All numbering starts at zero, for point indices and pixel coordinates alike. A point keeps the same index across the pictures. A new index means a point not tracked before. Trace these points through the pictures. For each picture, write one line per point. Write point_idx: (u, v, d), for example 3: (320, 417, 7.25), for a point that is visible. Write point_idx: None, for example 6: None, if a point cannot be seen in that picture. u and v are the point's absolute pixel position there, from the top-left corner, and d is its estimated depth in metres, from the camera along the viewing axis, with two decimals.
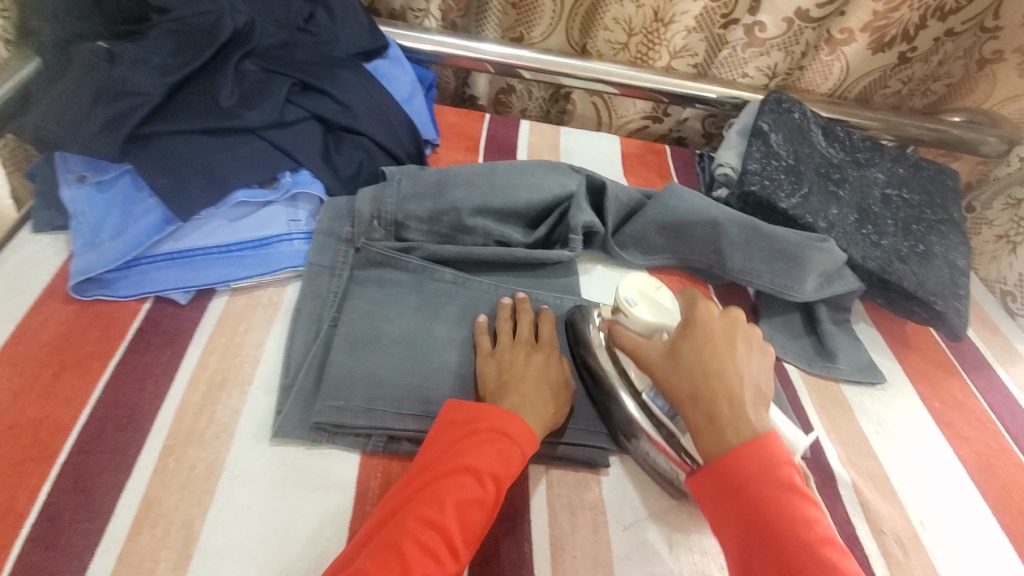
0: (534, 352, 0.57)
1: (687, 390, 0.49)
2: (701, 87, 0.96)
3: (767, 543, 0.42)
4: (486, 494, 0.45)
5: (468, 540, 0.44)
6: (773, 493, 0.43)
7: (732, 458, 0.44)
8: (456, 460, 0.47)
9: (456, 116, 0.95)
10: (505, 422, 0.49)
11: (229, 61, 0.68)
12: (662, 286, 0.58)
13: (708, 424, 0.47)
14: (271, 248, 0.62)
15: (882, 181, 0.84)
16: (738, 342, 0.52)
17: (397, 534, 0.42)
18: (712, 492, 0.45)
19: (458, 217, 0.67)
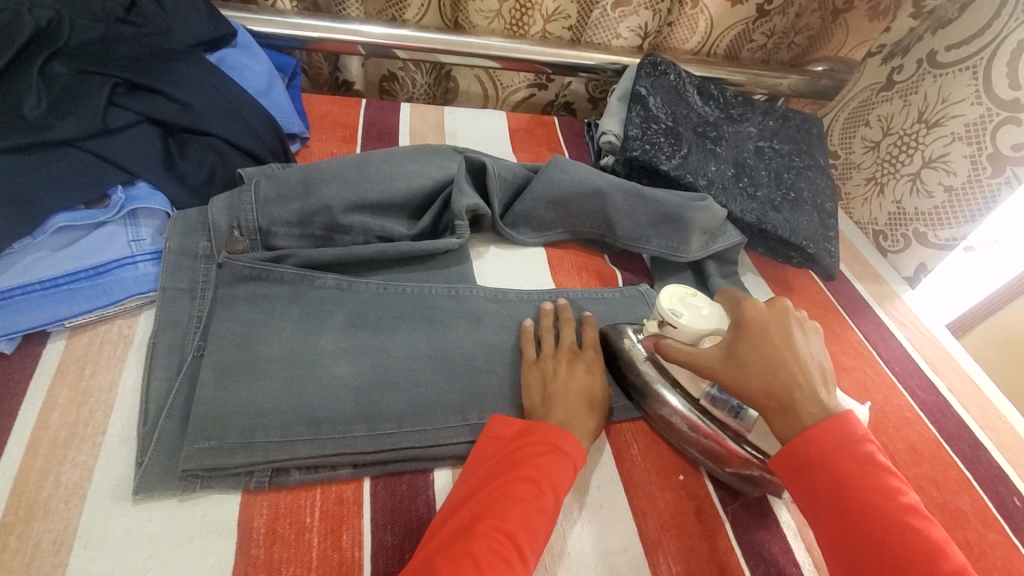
0: (577, 362, 0.58)
1: (758, 389, 0.48)
2: (579, 54, 0.95)
3: (855, 526, 0.42)
4: (548, 501, 0.44)
5: (534, 547, 0.42)
6: (855, 467, 0.43)
7: (804, 439, 0.45)
8: (518, 469, 0.46)
9: (329, 105, 0.88)
10: (556, 435, 0.48)
11: (32, 63, 0.58)
12: (697, 293, 0.58)
13: (781, 412, 0.47)
14: (112, 275, 0.54)
15: (755, 134, 0.87)
16: (793, 331, 0.51)
17: (468, 542, 0.40)
18: (791, 471, 0.45)
19: (331, 216, 0.62)
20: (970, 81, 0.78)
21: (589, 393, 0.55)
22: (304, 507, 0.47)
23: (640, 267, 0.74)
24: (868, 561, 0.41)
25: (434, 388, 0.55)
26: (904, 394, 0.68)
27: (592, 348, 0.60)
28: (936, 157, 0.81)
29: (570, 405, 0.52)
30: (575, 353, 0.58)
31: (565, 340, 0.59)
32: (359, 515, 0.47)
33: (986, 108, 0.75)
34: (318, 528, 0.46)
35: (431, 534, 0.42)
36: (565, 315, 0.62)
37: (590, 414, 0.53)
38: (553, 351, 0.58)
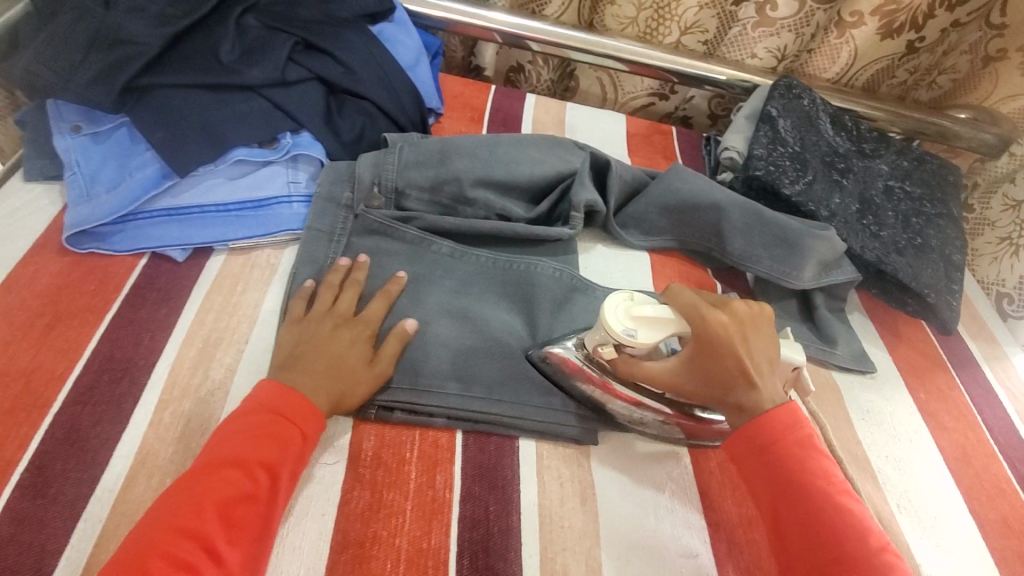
0: (343, 327, 0.54)
1: (710, 391, 0.51)
2: (710, 68, 0.95)
3: (790, 506, 0.46)
4: (257, 488, 0.42)
5: (237, 541, 0.40)
6: (796, 452, 0.47)
7: (756, 425, 0.48)
8: (231, 452, 0.44)
9: (462, 87, 0.93)
10: (279, 401, 0.47)
11: (231, 16, 0.66)
12: (630, 294, 0.52)
13: (737, 414, 0.50)
14: (271, 209, 0.62)
15: (886, 173, 0.83)
16: (746, 335, 0.52)
17: (145, 549, 0.38)
18: (744, 452, 0.49)
19: (460, 188, 0.67)
20: None
21: (341, 362, 0.51)
22: (406, 443, 0.51)
23: (744, 287, 0.74)
24: (803, 538, 0.45)
25: (531, 364, 0.58)
26: (1004, 465, 0.64)
27: (371, 313, 0.55)
28: None
29: (311, 370, 0.49)
30: (346, 319, 0.54)
31: (343, 304, 0.55)
32: (452, 461, 0.51)
33: None
34: (416, 463, 0.50)
35: (130, 536, 0.40)
36: (358, 275, 0.58)
37: (332, 382, 0.49)
38: (326, 315, 0.54)
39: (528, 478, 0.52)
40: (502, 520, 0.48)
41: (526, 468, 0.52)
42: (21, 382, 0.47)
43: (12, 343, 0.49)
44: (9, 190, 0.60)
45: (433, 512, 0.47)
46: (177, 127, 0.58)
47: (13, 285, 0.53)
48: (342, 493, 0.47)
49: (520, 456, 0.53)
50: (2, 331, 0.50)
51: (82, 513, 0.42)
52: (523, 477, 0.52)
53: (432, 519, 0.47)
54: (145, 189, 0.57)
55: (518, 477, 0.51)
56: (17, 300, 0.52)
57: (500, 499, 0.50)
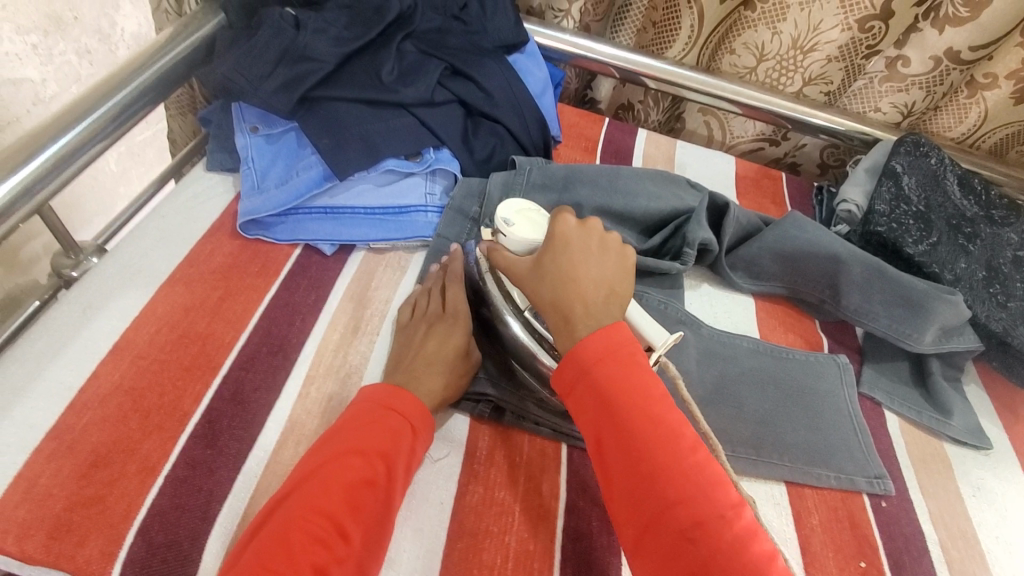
0: (437, 323, 0.58)
1: (549, 302, 0.50)
2: (831, 118, 0.95)
3: (614, 420, 0.44)
4: (377, 474, 0.45)
5: (361, 522, 0.43)
6: (615, 369, 0.45)
7: (577, 348, 0.46)
8: (350, 439, 0.46)
9: (577, 116, 0.98)
10: (390, 398, 0.49)
11: (393, 40, 0.74)
12: (539, 210, 0.60)
13: (563, 326, 0.48)
14: (409, 216, 0.68)
15: (1016, 244, 0.79)
16: (589, 246, 0.52)
17: (283, 526, 0.41)
18: (569, 381, 0.46)
19: (579, 214, 0.70)
20: None
21: (435, 357, 0.55)
22: (515, 448, 0.54)
23: (853, 343, 0.73)
24: (621, 457, 0.43)
25: None
26: None
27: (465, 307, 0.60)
28: None
29: (408, 369, 0.54)
30: (438, 315, 0.59)
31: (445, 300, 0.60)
32: (557, 472, 0.53)
33: None
34: (524, 468, 0.53)
35: (267, 516, 0.42)
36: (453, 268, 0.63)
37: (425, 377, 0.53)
38: (421, 317, 0.59)
39: None
40: (603, 537, 0.50)
41: None
42: (198, 344, 0.54)
43: (192, 310, 0.57)
44: (194, 177, 0.70)
45: (539, 517, 0.50)
46: (340, 135, 0.66)
47: (194, 260, 0.61)
48: (458, 485, 0.51)
49: None
50: (185, 298, 0.57)
51: (241, 467, 0.48)
52: None
53: (539, 524, 0.49)
54: (309, 187, 0.64)
55: None
56: (196, 273, 0.60)
57: (602, 517, 0.51)
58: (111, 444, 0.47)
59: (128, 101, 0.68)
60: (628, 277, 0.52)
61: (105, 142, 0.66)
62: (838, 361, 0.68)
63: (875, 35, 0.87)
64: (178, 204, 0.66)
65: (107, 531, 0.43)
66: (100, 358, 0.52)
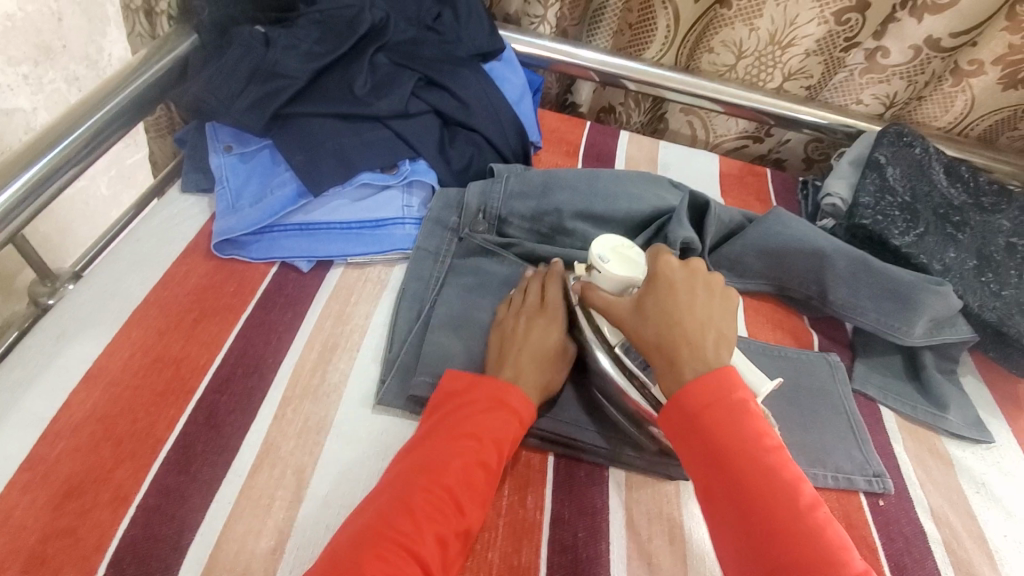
0: (537, 317, 0.58)
1: (652, 341, 0.49)
2: (813, 112, 0.94)
3: (726, 476, 0.43)
4: (489, 458, 0.47)
5: (477, 500, 0.45)
6: (728, 418, 0.44)
7: (684, 391, 0.45)
8: (438, 445, 0.48)
9: (558, 121, 0.97)
10: (503, 391, 0.51)
11: (365, 52, 0.74)
12: (634, 246, 0.58)
13: (668, 368, 0.47)
14: (386, 230, 0.67)
15: (1008, 229, 0.77)
16: (698, 289, 0.51)
17: (407, 495, 0.44)
18: (677, 427, 0.45)
19: (559, 219, 0.69)
20: None
21: (544, 351, 0.56)
22: None
23: (842, 339, 0.72)
24: (734, 507, 0.42)
25: None
26: None
27: (555, 300, 0.59)
28: None
29: (518, 363, 0.54)
30: (538, 309, 0.59)
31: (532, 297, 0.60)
32: (542, 484, 0.52)
33: None
34: (508, 482, 0.52)
35: (385, 484, 0.46)
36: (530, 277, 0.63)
37: (538, 370, 0.54)
38: (518, 309, 0.59)
39: (617, 510, 0.51)
40: (591, 549, 0.49)
41: (614, 499, 0.52)
42: (172, 369, 0.53)
43: (166, 334, 0.56)
44: (169, 200, 0.69)
45: (524, 531, 0.49)
46: (313, 151, 0.65)
47: (169, 283, 0.60)
48: None
49: (608, 487, 0.53)
50: (159, 323, 0.57)
51: (216, 493, 0.47)
52: (611, 508, 0.51)
53: (524, 538, 0.48)
54: (284, 205, 0.64)
55: (607, 508, 0.51)
56: (171, 296, 0.59)
57: (589, 527, 0.50)
58: (83, 474, 0.46)
59: (100, 126, 0.67)
60: (732, 316, 0.51)
61: (79, 167, 0.65)
62: (828, 359, 0.67)
63: (852, 27, 0.87)
64: (154, 227, 0.66)
65: (78, 565, 0.42)
66: (72, 387, 0.51)
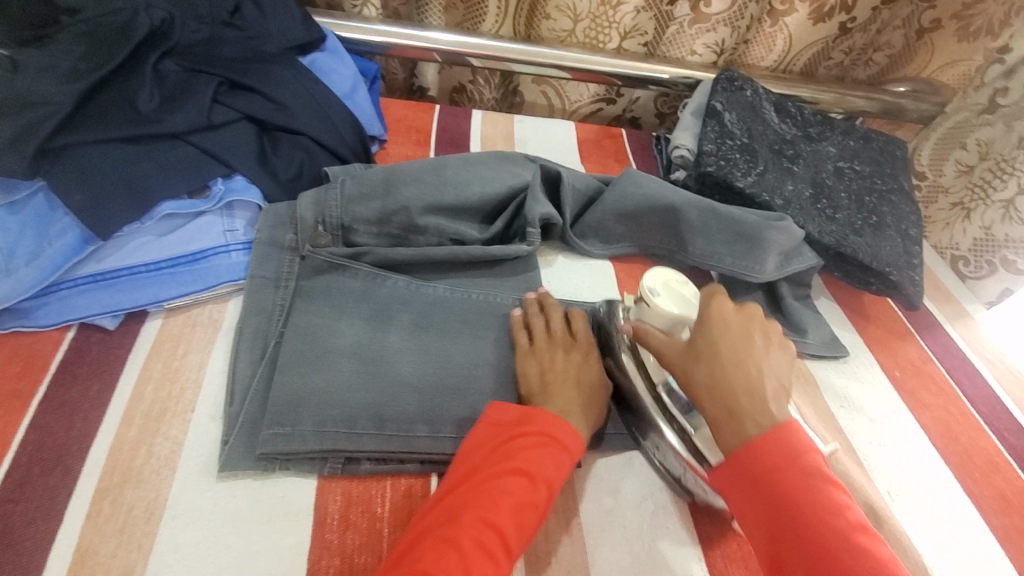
0: (572, 350, 0.57)
1: (707, 386, 0.47)
2: (653, 68, 0.95)
3: (800, 550, 0.40)
4: (540, 497, 0.45)
5: (522, 541, 0.43)
6: (800, 481, 0.42)
7: (751, 446, 0.43)
8: (475, 484, 0.44)
9: (403, 109, 0.91)
10: (553, 426, 0.48)
11: (147, 61, 0.63)
12: (687, 281, 0.56)
13: (730, 421, 0.45)
14: (206, 261, 0.59)
15: (835, 154, 0.83)
16: (754, 336, 0.50)
17: (454, 534, 0.41)
18: (734, 486, 0.44)
19: (408, 217, 0.64)
20: None
21: (586, 380, 0.55)
22: (375, 498, 0.48)
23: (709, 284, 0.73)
24: None
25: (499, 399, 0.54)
26: (990, 436, 0.64)
27: (582, 331, 0.59)
28: None
29: (566, 394, 0.53)
30: (568, 342, 0.58)
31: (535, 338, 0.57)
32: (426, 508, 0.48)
33: None
34: (388, 518, 0.47)
35: (410, 541, 0.42)
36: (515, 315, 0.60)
37: (588, 403, 0.53)
38: (549, 342, 0.57)
39: None
40: None
41: None
42: None
43: None
44: None
45: None
46: (96, 185, 0.55)
47: None
48: (309, 563, 0.43)
49: None
50: None
51: None
52: None
53: None
54: (66, 257, 0.53)
55: None
56: None
57: None
58: None
59: None
60: (788, 367, 0.50)
61: None
62: None
63: None
64: None
65: None
66: None
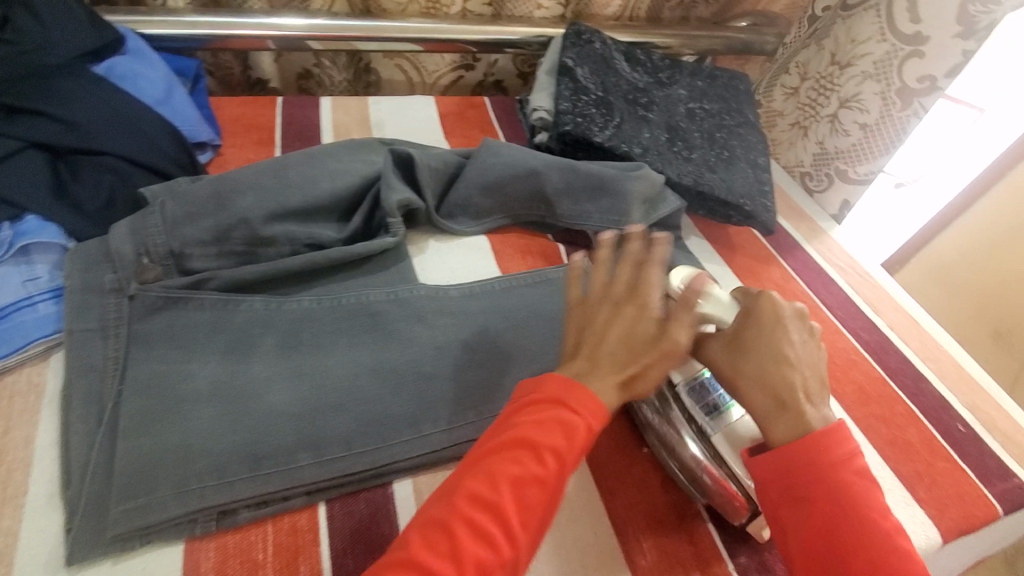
0: None
1: (753, 380, 0.46)
2: (502, 30, 0.93)
3: (843, 543, 0.40)
4: (547, 471, 0.39)
5: (525, 524, 0.38)
6: (849, 483, 0.41)
7: (804, 440, 0.43)
8: (477, 453, 0.39)
9: (240, 107, 0.82)
10: (565, 387, 0.41)
11: None
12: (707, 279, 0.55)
13: (781, 413, 0.45)
14: (6, 320, 0.50)
15: (685, 97, 0.86)
16: (801, 333, 0.48)
17: (445, 520, 0.37)
18: (775, 478, 0.43)
19: (251, 229, 0.57)
20: (874, 19, 0.84)
21: None
22: (255, 543, 0.44)
23: (588, 245, 0.74)
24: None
25: (382, 403, 0.51)
26: (847, 336, 0.70)
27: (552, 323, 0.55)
28: (850, 97, 0.88)
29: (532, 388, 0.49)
30: None
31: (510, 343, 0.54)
32: (315, 543, 0.45)
33: (890, 44, 0.82)
34: (272, 562, 0.43)
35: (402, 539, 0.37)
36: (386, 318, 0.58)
37: None
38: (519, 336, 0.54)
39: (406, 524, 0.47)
40: None
41: (402, 515, 0.47)
42: None
43: None
44: None
45: None
46: None
47: None
48: None
49: (393, 502, 0.48)
50: None
51: None
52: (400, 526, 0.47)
53: None
54: None
55: (395, 529, 0.46)
56: None
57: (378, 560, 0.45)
58: None
59: None
60: (822, 355, 0.49)
61: None
62: None
63: None
64: None
65: None
66: None
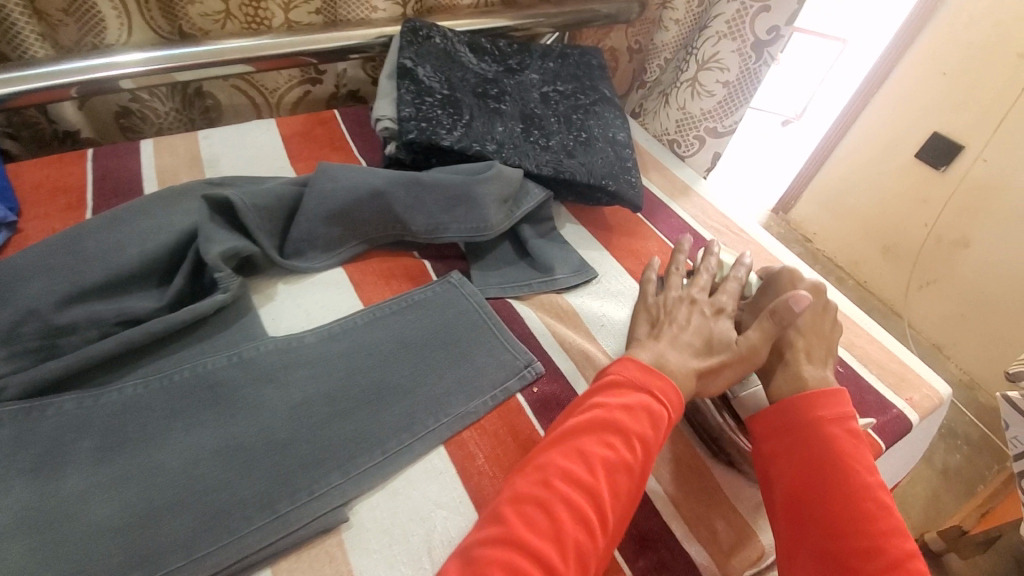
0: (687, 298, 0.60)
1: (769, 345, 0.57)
2: (338, 36, 0.86)
3: (824, 485, 0.48)
4: (635, 459, 0.46)
5: (618, 509, 0.44)
6: (838, 432, 0.51)
7: (796, 399, 0.53)
8: (560, 444, 0.46)
9: (40, 168, 0.72)
10: (647, 376, 0.50)
11: None
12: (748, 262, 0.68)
13: (786, 367, 0.56)
14: None
15: (538, 82, 0.83)
16: (822, 303, 0.60)
17: (550, 498, 0.42)
18: (772, 430, 0.52)
19: (44, 319, 0.50)
20: None
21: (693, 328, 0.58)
22: None
23: (458, 255, 0.71)
24: (825, 527, 0.46)
25: (228, 487, 0.45)
26: None
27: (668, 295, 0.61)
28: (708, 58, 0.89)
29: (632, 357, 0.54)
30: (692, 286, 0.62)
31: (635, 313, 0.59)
32: None
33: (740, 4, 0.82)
34: None
35: (487, 520, 0.42)
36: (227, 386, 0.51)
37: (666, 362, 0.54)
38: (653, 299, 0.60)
39: None
40: None
41: None
42: None
43: None
44: None
45: None
46: None
47: None
48: None
49: None
50: None
51: None
52: None
53: None
54: None
55: None
56: None
57: None
58: None
59: None
60: (831, 327, 0.60)
61: None
62: (452, 280, 0.66)
63: None
64: None
65: None
66: None
